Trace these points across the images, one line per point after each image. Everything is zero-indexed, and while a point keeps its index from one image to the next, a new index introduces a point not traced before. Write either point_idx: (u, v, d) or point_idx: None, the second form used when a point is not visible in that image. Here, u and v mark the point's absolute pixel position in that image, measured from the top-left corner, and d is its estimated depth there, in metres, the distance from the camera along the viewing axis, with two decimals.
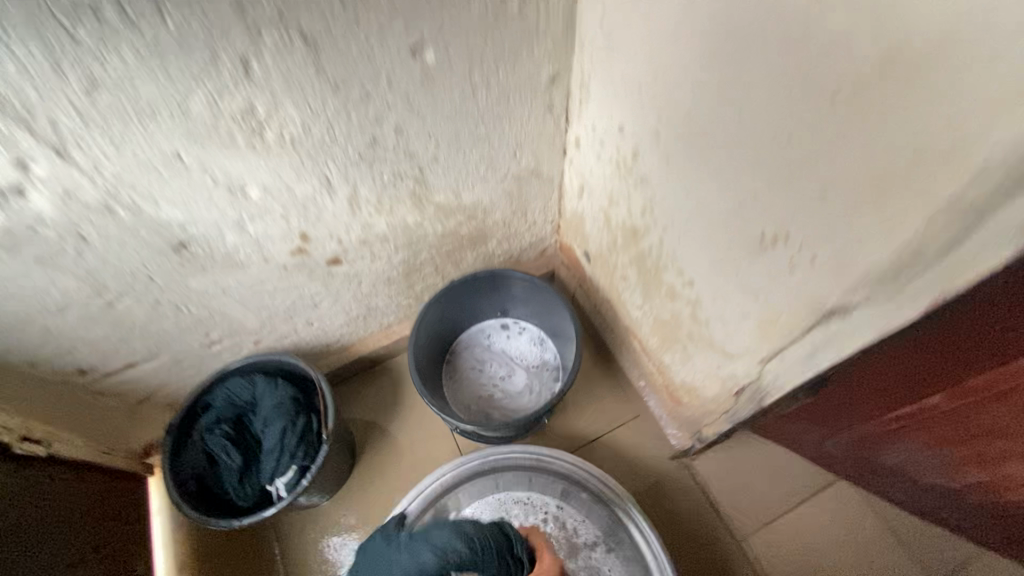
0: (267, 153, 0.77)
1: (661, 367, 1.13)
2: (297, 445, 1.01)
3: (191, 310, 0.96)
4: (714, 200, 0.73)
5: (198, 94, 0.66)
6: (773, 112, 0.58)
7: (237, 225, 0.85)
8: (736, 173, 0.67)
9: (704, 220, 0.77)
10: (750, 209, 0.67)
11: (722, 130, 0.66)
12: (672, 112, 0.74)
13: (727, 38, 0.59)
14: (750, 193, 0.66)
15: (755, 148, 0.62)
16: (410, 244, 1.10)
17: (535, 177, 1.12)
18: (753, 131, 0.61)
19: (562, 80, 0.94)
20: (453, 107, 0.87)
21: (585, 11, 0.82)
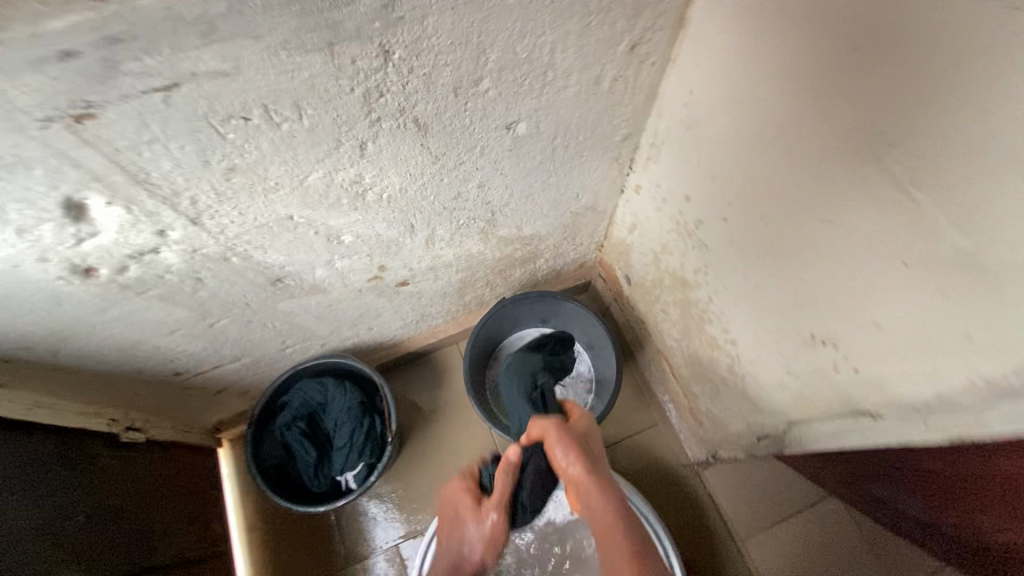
0: (365, 210, 0.84)
1: (688, 393, 1.25)
2: (365, 444, 1.15)
3: (274, 325, 1.05)
4: (772, 289, 0.81)
5: (318, 172, 0.72)
6: (845, 248, 0.65)
7: (327, 262, 0.93)
8: (798, 279, 0.75)
9: (757, 301, 0.86)
10: (805, 311, 0.76)
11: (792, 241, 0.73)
12: (745, 206, 0.79)
13: (814, 171, 0.65)
14: (808, 299, 0.74)
15: (821, 268, 0.70)
16: (469, 267, 1.18)
17: (591, 211, 1.18)
18: (823, 255, 0.68)
19: (634, 137, 0.98)
20: (533, 165, 0.92)
21: (669, 87, 0.85)
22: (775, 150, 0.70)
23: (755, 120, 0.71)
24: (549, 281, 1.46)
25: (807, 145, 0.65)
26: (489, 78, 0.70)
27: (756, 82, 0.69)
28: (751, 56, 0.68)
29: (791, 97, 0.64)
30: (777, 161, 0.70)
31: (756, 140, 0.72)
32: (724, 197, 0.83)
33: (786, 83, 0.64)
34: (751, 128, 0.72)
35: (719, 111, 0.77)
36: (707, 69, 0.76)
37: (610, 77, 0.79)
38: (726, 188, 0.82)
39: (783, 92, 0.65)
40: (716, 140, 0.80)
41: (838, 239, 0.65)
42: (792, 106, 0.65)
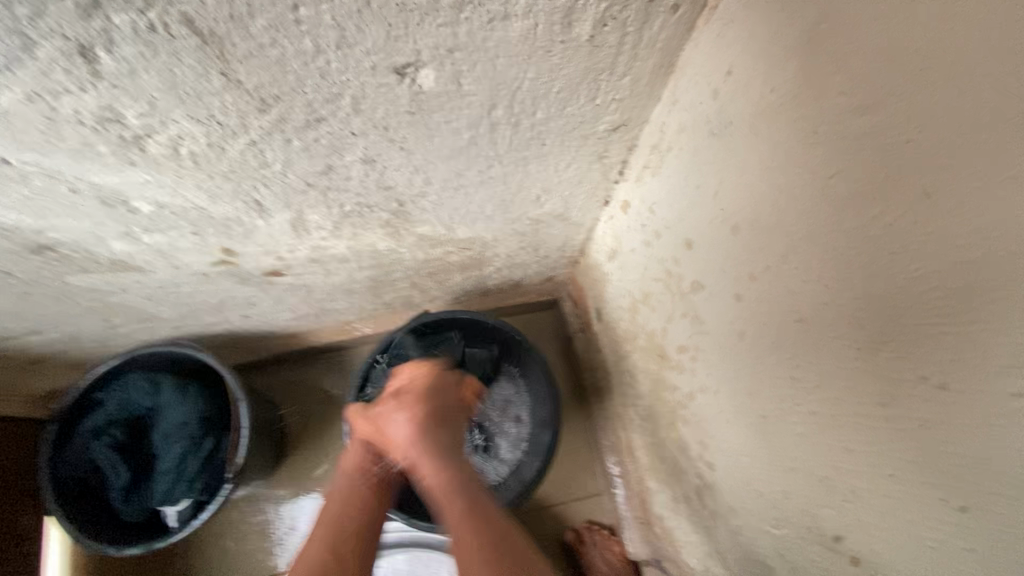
0: (155, 168, 0.51)
1: (642, 483, 0.94)
2: (195, 472, 0.86)
3: (78, 301, 0.75)
4: (790, 433, 0.48)
5: (10, 89, 0.39)
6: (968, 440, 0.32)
7: (127, 235, 0.61)
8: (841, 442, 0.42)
9: (760, 436, 0.53)
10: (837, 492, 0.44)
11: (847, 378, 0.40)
12: (775, 293, 0.46)
13: (958, 280, 0.31)
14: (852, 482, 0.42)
15: (902, 449, 0.37)
16: (379, 265, 0.85)
17: (560, 221, 0.84)
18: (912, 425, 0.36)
19: (629, 130, 0.63)
20: (457, 145, 0.57)
21: (703, 51, 0.49)
22: (876, 215, 0.36)
23: (850, 148, 0.37)
24: (503, 292, 1.14)
25: (951, 221, 0.31)
26: None
27: (885, 72, 0.34)
28: (895, 16, 0.33)
29: (958, 117, 0.30)
30: (866, 241, 0.37)
31: (842, 184, 0.38)
32: (745, 264, 0.49)
33: (958, 88, 0.30)
34: (836, 163, 0.38)
35: (777, 117, 0.43)
36: (783, 33, 0.41)
37: (592, 12, 0.44)
38: (753, 253, 0.48)
39: (944, 106, 0.31)
40: (759, 167, 0.45)
41: (956, 424, 0.33)
42: (952, 139, 0.31)
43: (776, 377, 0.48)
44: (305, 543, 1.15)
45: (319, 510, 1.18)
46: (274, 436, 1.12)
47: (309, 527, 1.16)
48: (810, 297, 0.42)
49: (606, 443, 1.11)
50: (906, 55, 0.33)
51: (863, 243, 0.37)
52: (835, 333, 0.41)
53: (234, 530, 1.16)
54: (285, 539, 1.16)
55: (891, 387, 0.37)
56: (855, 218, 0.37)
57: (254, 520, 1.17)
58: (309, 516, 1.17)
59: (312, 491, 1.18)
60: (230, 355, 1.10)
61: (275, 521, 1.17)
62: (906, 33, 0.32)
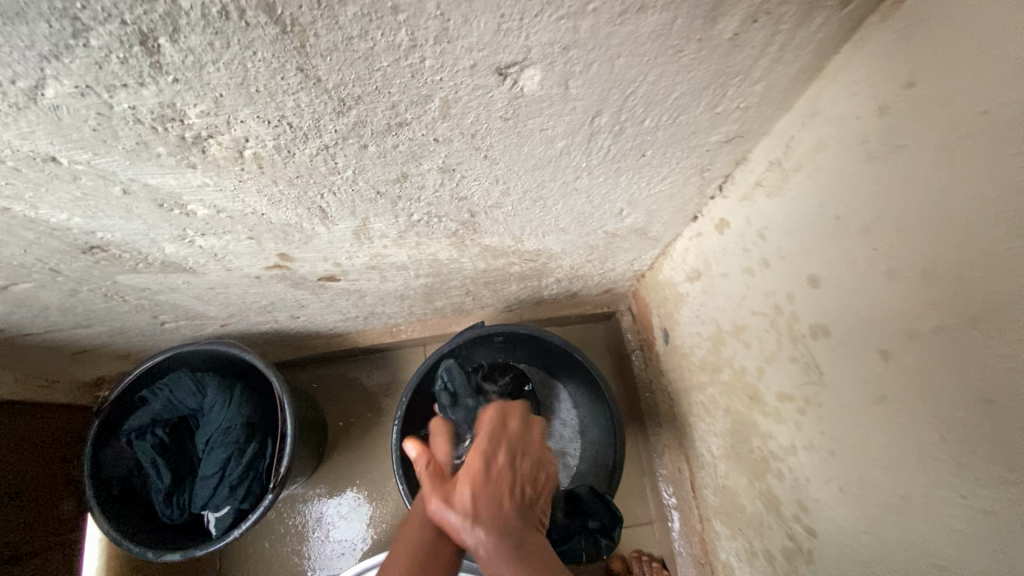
0: (215, 171, 0.45)
1: (705, 523, 0.87)
2: (237, 479, 0.82)
3: (127, 298, 0.71)
4: (951, 526, 0.40)
5: (62, 82, 0.34)
6: None
7: (180, 238, 0.56)
8: None
9: (898, 518, 0.45)
10: None
11: None
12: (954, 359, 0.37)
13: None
14: None
15: None
16: (437, 274, 0.79)
17: (637, 236, 0.76)
18: None
19: (743, 143, 0.54)
20: (546, 155, 0.50)
21: (873, 54, 0.40)
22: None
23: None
24: (559, 302, 1.06)
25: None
26: None
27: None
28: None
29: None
30: None
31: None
32: (904, 316, 0.41)
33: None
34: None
35: (983, 144, 0.34)
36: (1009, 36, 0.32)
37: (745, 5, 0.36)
38: (919, 305, 0.39)
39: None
40: (943, 203, 0.37)
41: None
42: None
43: (939, 456, 0.40)
44: (337, 536, 1.13)
45: (353, 505, 1.15)
46: (315, 438, 1.09)
47: (343, 520, 1.14)
48: (1010, 372, 0.34)
49: (663, 471, 1.04)
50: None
51: None
52: None
53: (270, 531, 1.13)
54: (319, 531, 1.14)
55: None
56: None
57: (291, 522, 1.14)
58: (345, 514, 1.14)
59: (349, 494, 1.15)
60: (274, 352, 1.06)
61: (310, 524, 1.14)
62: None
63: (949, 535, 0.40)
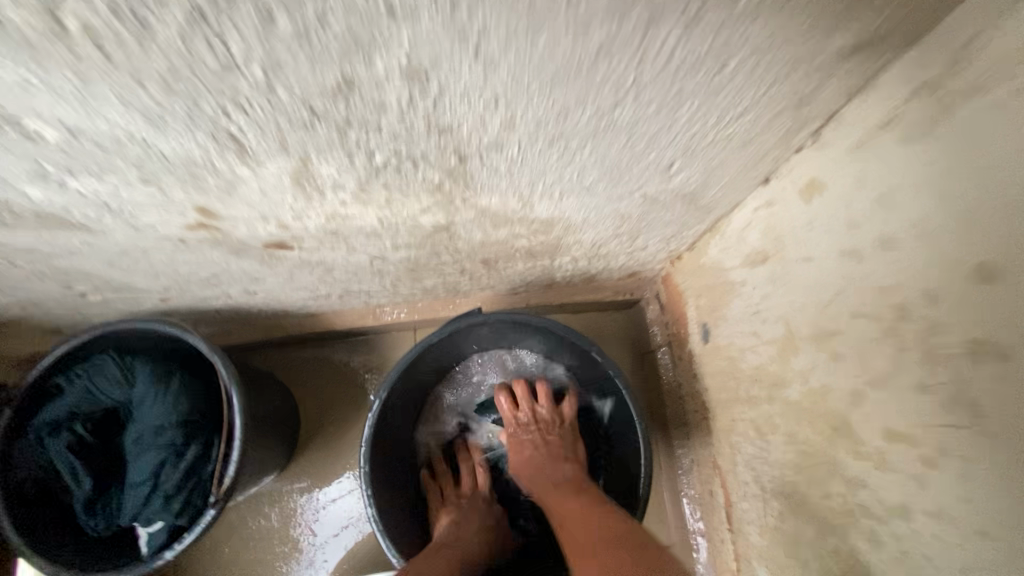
0: (34, 58, 0.28)
1: (745, 565, 0.70)
2: (175, 487, 0.67)
3: (18, 262, 0.55)
4: None
5: None
6: None
7: (44, 178, 0.40)
8: None
9: None
10: None
11: None
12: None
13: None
14: None
15: None
16: (421, 245, 0.61)
17: (682, 205, 0.58)
18: None
19: (869, 59, 0.36)
20: (574, 60, 0.32)
21: None
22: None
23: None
24: (573, 286, 0.89)
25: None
26: None
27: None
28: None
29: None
30: None
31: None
32: None
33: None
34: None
35: None
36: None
37: None
38: None
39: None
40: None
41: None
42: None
43: None
44: (322, 521, 0.99)
45: (340, 492, 1.00)
46: (284, 431, 0.93)
47: (328, 505, 1.00)
48: None
49: (689, 491, 0.87)
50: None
51: None
52: None
53: (232, 535, 0.99)
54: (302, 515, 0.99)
55: None
56: None
57: (255, 526, 0.99)
58: (330, 499, 1.00)
59: (330, 490, 1.00)
60: (235, 333, 0.90)
61: (292, 547, 0.99)
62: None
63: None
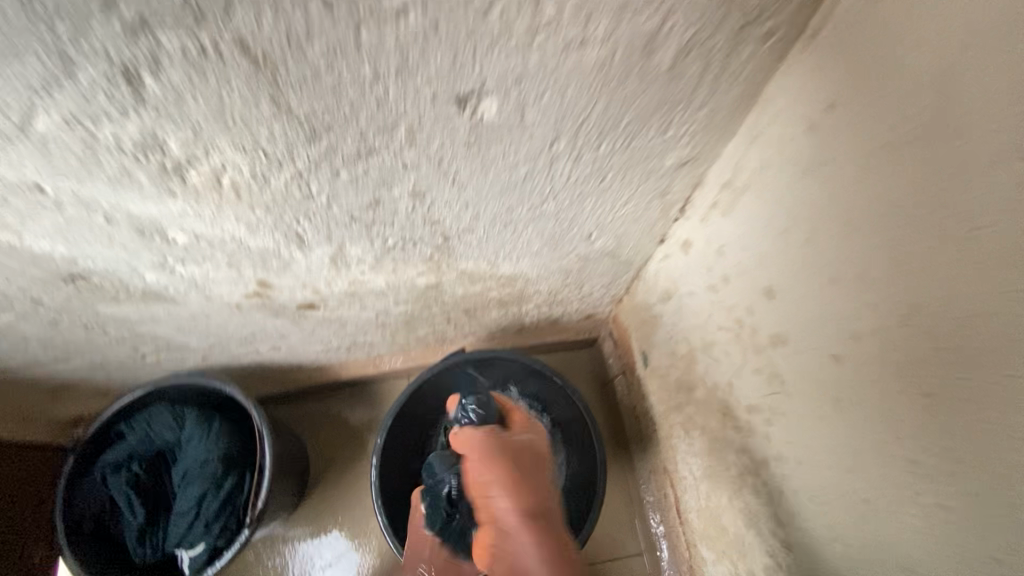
0: (194, 199, 0.48)
1: (692, 549, 0.85)
2: (214, 514, 0.80)
3: (108, 330, 0.72)
4: (890, 517, 0.42)
5: (51, 112, 0.37)
6: None
7: (161, 266, 0.58)
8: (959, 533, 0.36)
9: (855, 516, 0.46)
10: None
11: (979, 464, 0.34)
12: (891, 360, 0.39)
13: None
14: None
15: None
16: (416, 300, 0.80)
17: (609, 259, 0.79)
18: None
19: (695, 168, 0.58)
20: (512, 179, 0.53)
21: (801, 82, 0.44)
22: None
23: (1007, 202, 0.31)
24: (541, 329, 1.08)
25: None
26: None
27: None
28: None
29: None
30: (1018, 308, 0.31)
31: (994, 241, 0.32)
32: (843, 321, 0.43)
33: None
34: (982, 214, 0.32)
35: (897, 165, 0.37)
36: (903, 61, 0.35)
37: (677, 40, 0.39)
38: (858, 307, 0.41)
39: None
40: (891, 202, 0.38)
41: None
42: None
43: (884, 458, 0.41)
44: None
45: (340, 551, 1.11)
46: (298, 471, 1.07)
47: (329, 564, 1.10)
48: (938, 363, 0.35)
49: (650, 498, 1.02)
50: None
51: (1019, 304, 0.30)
52: (970, 409, 0.34)
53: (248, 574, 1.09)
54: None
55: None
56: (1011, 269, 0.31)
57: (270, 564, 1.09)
58: (330, 557, 1.11)
59: (330, 545, 1.11)
60: (255, 387, 1.06)
61: None
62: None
63: (901, 537, 0.41)
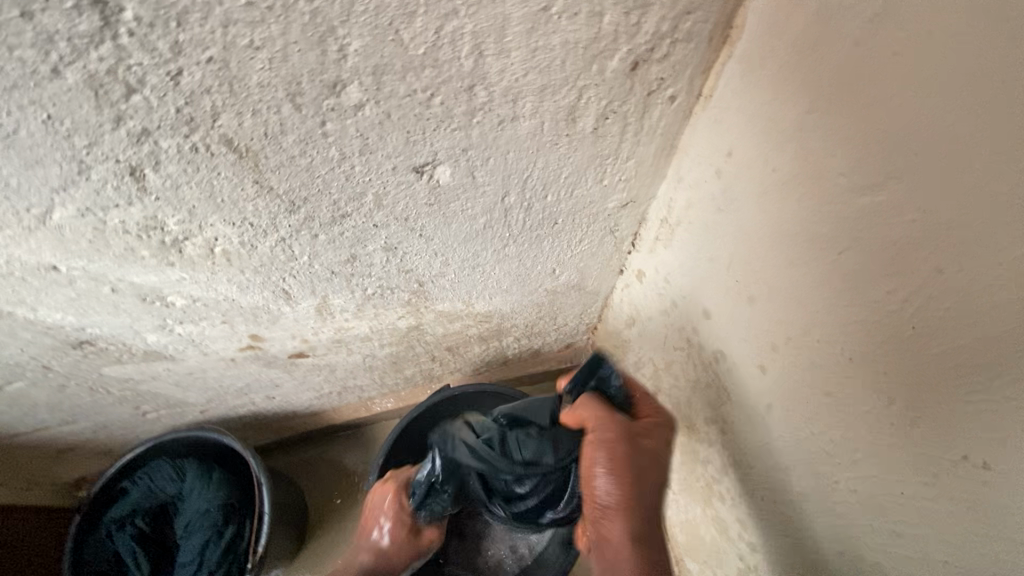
0: (191, 267, 0.54)
1: (680, 565, 0.88)
2: (217, 563, 0.84)
3: (112, 390, 0.77)
4: (810, 507, 0.47)
5: (68, 207, 0.43)
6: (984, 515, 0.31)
7: (161, 327, 0.64)
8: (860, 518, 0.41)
9: (788, 510, 0.51)
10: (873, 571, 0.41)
11: (867, 457, 0.39)
12: (807, 365, 0.44)
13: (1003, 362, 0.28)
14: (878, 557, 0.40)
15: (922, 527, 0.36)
16: (400, 341, 0.86)
17: (576, 291, 0.85)
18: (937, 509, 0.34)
19: (637, 207, 0.65)
20: (473, 228, 0.60)
21: None
22: (897, 295, 0.34)
23: (861, 225, 0.36)
24: (524, 361, 1.13)
25: (986, 296, 0.29)
26: (359, 85, 0.38)
27: (891, 147, 0.33)
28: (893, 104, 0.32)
29: (985, 196, 0.28)
30: (876, 324, 0.36)
31: (857, 260, 0.37)
32: (762, 335, 0.49)
33: (972, 160, 0.28)
34: (846, 236, 0.37)
35: (784, 196, 0.42)
36: (795, 93, 0.39)
37: (595, 108, 0.47)
38: (770, 322, 0.47)
39: (965, 175, 0.29)
40: (813, 209, 0.40)
41: (1011, 510, 0.30)
42: (968, 209, 0.29)
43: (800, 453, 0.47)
44: None
45: None
46: (296, 517, 1.09)
47: None
48: (831, 368, 0.41)
49: None
50: (910, 138, 0.31)
51: (877, 319, 0.36)
52: (858, 409, 0.39)
53: None
54: None
55: (909, 468, 0.36)
56: (862, 289, 0.37)
57: None
58: None
59: None
60: (252, 436, 1.09)
61: None
62: (915, 117, 0.31)
63: (817, 524, 0.47)
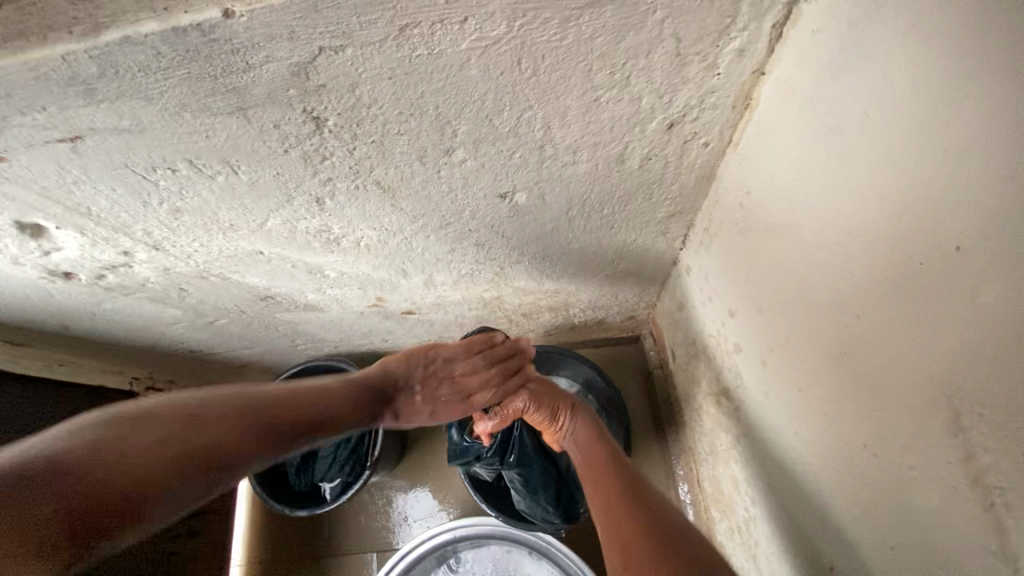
0: (342, 253, 0.76)
1: (708, 511, 1.03)
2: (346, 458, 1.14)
3: (279, 328, 1.06)
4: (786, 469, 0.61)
5: (276, 218, 0.65)
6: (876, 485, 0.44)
7: (318, 290, 0.88)
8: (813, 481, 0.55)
9: (776, 470, 0.64)
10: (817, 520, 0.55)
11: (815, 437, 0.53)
12: (820, 366, 0.49)
13: (924, 370, 0.36)
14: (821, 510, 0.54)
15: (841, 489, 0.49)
16: (485, 307, 1.06)
17: (634, 275, 0.99)
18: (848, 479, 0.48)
19: (686, 215, 0.77)
20: (545, 230, 0.76)
21: None
22: (905, 309, 0.37)
23: (865, 246, 0.41)
24: (590, 328, 1.29)
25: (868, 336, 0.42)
26: (463, 149, 0.55)
27: (844, 214, 0.43)
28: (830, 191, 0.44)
29: (880, 266, 0.39)
30: (820, 346, 0.49)
31: (858, 278, 0.42)
32: (762, 336, 0.62)
33: (876, 239, 0.40)
34: (842, 262, 0.44)
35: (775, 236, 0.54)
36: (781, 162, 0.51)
37: (640, 154, 0.60)
38: (768, 328, 0.60)
39: (871, 249, 0.40)
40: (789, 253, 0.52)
41: (884, 483, 0.42)
42: (880, 270, 0.39)
43: (780, 429, 0.60)
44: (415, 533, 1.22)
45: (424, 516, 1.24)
46: None
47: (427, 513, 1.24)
48: (799, 371, 0.54)
49: (681, 472, 1.20)
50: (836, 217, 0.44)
51: (820, 342, 0.49)
52: (810, 403, 0.52)
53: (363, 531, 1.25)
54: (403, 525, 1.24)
55: (834, 447, 0.49)
56: (812, 318, 0.50)
57: None
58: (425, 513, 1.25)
59: None
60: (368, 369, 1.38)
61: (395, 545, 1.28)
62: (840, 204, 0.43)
63: (789, 483, 0.61)
